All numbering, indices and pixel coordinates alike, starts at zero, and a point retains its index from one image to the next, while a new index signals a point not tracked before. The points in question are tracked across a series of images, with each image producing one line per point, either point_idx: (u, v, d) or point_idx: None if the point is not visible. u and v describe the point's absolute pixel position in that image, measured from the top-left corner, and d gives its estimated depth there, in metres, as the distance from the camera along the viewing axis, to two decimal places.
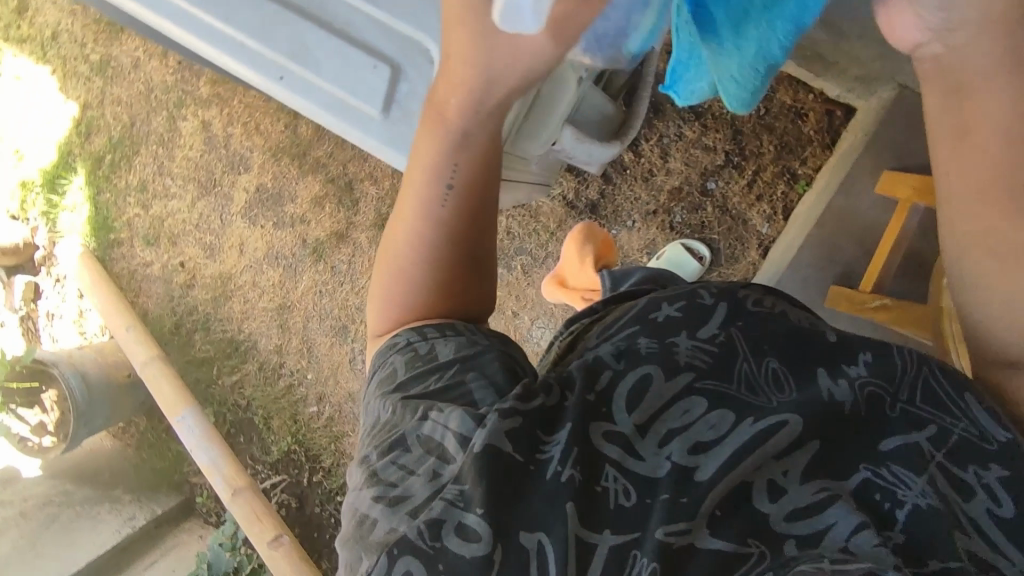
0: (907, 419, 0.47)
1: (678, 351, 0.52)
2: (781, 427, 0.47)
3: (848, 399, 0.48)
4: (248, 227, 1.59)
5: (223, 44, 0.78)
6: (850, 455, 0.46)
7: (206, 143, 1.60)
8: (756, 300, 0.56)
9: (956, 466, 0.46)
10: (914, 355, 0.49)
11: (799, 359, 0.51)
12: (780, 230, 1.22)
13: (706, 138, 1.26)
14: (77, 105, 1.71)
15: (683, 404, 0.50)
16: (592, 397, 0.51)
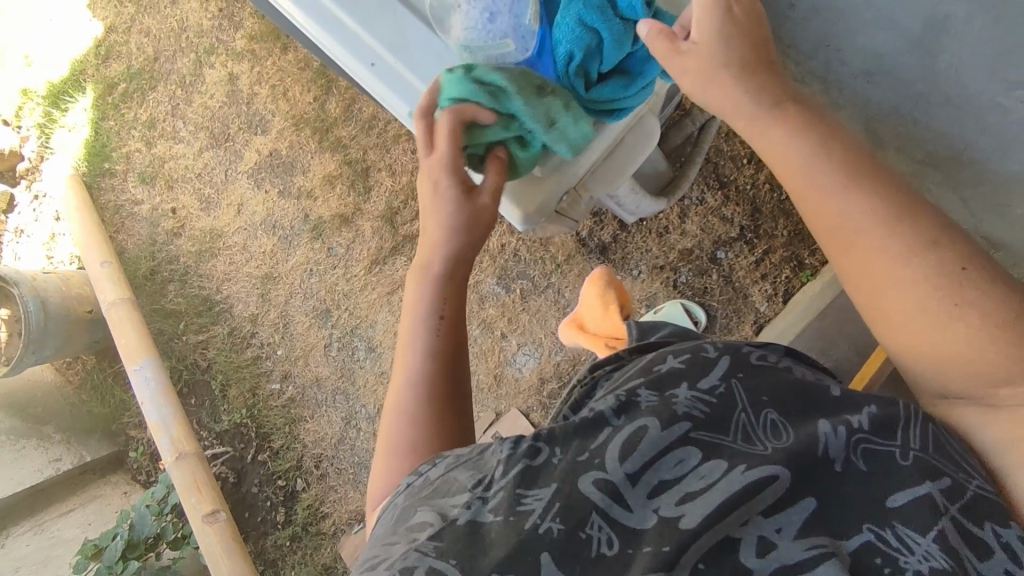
0: (923, 471, 0.47)
1: (677, 402, 0.50)
2: (771, 480, 0.45)
3: (842, 453, 0.47)
4: (251, 188, 1.55)
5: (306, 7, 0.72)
6: (853, 516, 0.45)
7: (228, 96, 1.56)
8: (757, 355, 0.55)
9: (972, 523, 0.45)
10: (920, 417, 0.50)
11: (796, 414, 0.50)
12: (777, 311, 1.26)
13: (725, 209, 1.29)
14: (103, 26, 1.65)
15: (676, 451, 0.47)
16: (582, 445, 0.49)
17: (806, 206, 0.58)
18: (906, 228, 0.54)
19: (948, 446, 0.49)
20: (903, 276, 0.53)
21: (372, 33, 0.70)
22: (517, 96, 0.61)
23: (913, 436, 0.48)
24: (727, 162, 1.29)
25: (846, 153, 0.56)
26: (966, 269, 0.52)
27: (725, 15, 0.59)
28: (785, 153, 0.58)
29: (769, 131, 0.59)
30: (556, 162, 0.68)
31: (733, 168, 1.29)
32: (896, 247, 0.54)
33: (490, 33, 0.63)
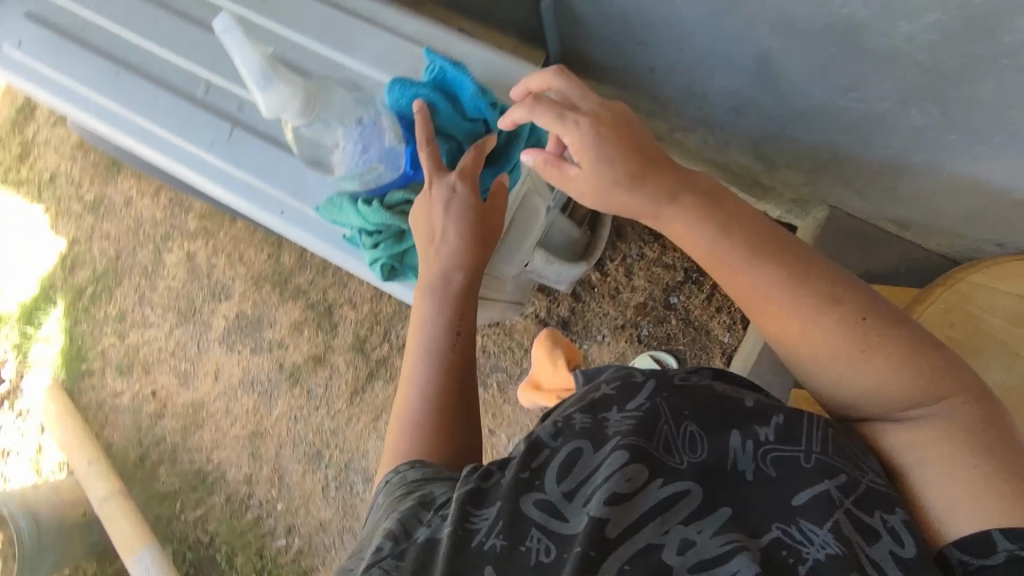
0: (822, 472, 0.51)
1: (607, 423, 0.54)
2: (685, 492, 0.50)
3: (749, 467, 0.52)
4: (225, 354, 1.60)
5: (219, 179, 0.82)
6: (765, 514, 0.50)
7: (190, 274, 1.65)
8: (680, 375, 0.58)
9: (863, 512, 0.50)
10: (819, 421, 0.54)
11: (714, 423, 0.54)
12: (740, 338, 1.34)
13: (666, 257, 1.39)
14: (66, 241, 1.76)
15: (606, 460, 0.51)
16: (525, 466, 0.52)
17: (722, 273, 0.63)
18: (806, 289, 0.59)
19: (845, 443, 0.54)
20: (813, 329, 0.59)
21: (278, 185, 0.80)
22: None
23: (815, 441, 0.53)
24: None
25: (742, 224, 0.63)
26: (865, 319, 0.58)
27: (596, 138, 0.65)
28: (691, 236, 0.63)
29: (671, 222, 0.64)
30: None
31: None
32: (805, 302, 0.59)
33: (363, 161, 0.74)
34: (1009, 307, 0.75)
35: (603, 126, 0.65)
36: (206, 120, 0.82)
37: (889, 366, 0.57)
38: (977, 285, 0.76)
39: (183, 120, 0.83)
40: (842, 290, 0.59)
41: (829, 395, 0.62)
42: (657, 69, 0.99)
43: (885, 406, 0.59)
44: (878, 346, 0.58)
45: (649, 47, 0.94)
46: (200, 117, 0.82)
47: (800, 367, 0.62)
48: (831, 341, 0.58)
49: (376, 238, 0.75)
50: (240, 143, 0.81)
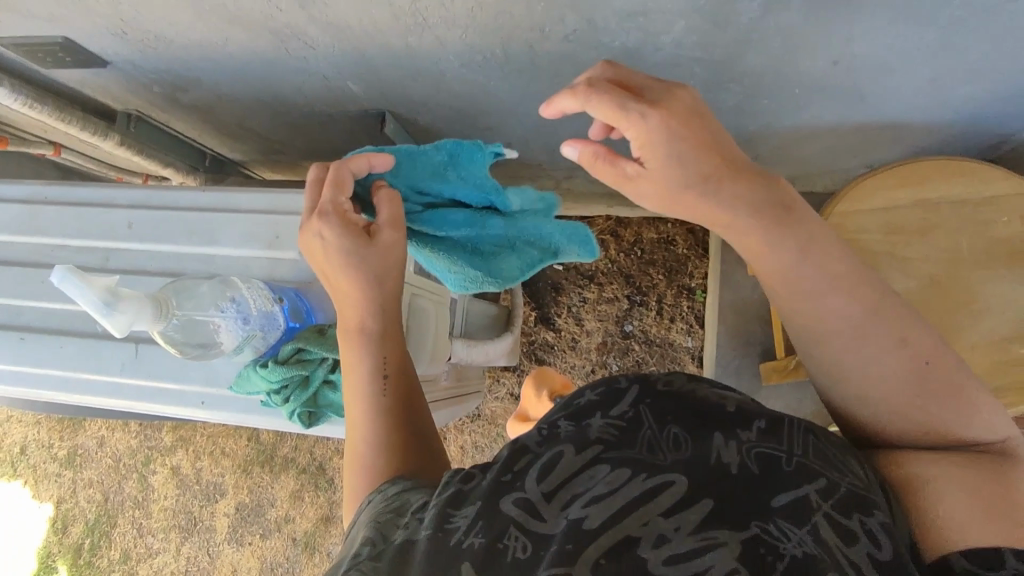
0: (802, 475, 0.38)
1: (589, 426, 0.41)
2: (666, 486, 0.37)
3: (737, 461, 0.38)
4: (236, 550, 1.57)
5: (117, 395, 0.69)
6: (743, 506, 0.37)
7: (179, 486, 1.63)
8: (664, 379, 0.44)
9: (841, 514, 0.37)
10: (800, 422, 0.42)
11: (700, 420, 0.41)
12: (702, 338, 1.38)
13: (605, 292, 1.44)
14: (53, 503, 1.73)
15: (585, 468, 0.38)
16: (508, 469, 0.40)
17: (779, 281, 0.52)
18: (879, 316, 0.50)
19: (829, 449, 0.41)
20: (867, 364, 0.50)
21: (172, 377, 0.66)
22: (314, 344, 0.60)
23: (796, 441, 0.40)
24: (582, 259, 1.46)
25: (821, 245, 0.50)
26: (928, 362, 0.49)
27: (669, 136, 0.47)
28: (761, 248, 0.50)
29: (743, 232, 0.50)
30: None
31: (590, 260, 1.46)
32: (877, 326, 0.50)
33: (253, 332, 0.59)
34: (879, 220, 0.78)
35: (674, 117, 0.47)
36: (70, 347, 0.70)
37: (920, 402, 0.49)
38: (846, 212, 0.79)
39: (45, 358, 0.70)
40: (909, 323, 0.50)
41: (843, 405, 0.53)
42: (513, 143, 1.06)
43: (904, 425, 0.50)
44: (928, 390, 0.49)
45: (497, 126, 1.01)
46: (64, 347, 0.70)
47: (837, 379, 0.53)
48: (885, 372, 0.50)
49: (285, 395, 0.61)
50: (115, 357, 0.68)
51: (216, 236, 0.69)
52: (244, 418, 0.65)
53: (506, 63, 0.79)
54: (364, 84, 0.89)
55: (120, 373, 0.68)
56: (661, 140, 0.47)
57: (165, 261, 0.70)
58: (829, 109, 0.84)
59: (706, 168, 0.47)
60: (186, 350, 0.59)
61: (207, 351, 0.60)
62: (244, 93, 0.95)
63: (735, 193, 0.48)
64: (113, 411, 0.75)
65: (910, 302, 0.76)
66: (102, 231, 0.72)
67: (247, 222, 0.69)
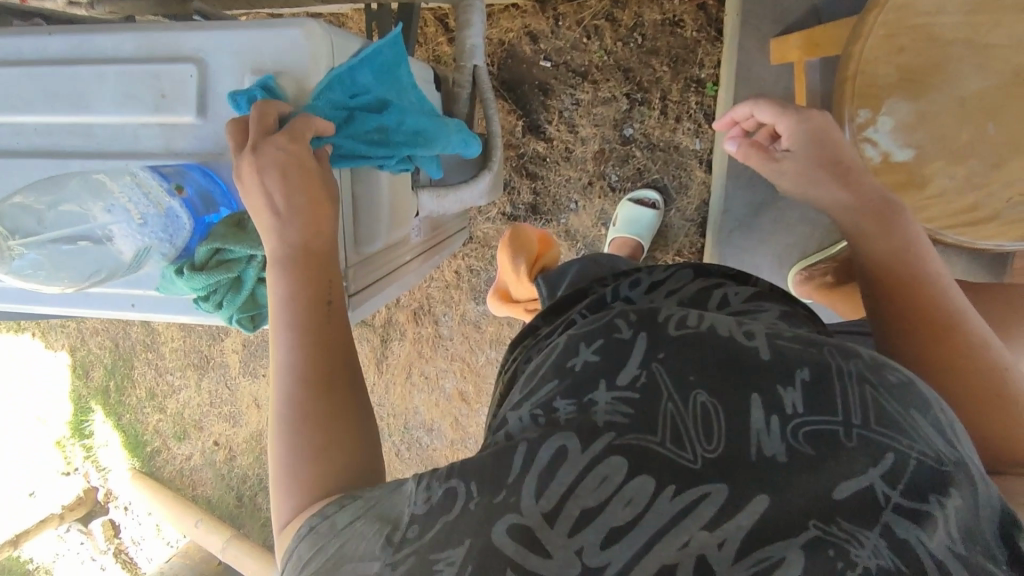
0: (868, 453, 0.28)
1: (591, 408, 0.31)
2: (698, 493, 0.27)
3: (786, 448, 0.28)
4: (253, 383, 1.62)
5: (30, 301, 0.59)
6: (799, 504, 0.27)
7: (183, 330, 1.64)
8: (677, 322, 0.33)
9: (924, 501, 0.27)
10: (854, 373, 0.30)
11: (734, 385, 0.30)
12: (711, 139, 1.22)
13: (601, 91, 1.24)
14: (68, 352, 1.77)
15: (595, 469, 0.28)
16: (497, 480, 0.30)
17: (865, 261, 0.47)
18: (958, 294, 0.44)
19: (894, 397, 0.30)
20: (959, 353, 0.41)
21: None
22: (241, 243, 0.48)
23: (852, 405, 0.29)
24: (572, 53, 1.24)
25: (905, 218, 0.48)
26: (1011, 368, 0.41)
27: (816, 134, 0.50)
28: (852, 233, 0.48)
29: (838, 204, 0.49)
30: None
31: (582, 54, 1.23)
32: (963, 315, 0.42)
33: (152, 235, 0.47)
34: None
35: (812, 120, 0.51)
36: None
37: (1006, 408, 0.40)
38: None
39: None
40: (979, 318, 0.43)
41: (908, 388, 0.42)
42: None
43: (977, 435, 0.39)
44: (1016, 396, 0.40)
45: None
46: None
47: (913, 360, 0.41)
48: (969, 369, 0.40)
49: (216, 300, 0.51)
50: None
51: (83, 97, 0.53)
52: (184, 319, 0.56)
53: None
54: None
55: None
56: (805, 136, 0.51)
57: (31, 139, 0.55)
58: None
59: (837, 160, 0.49)
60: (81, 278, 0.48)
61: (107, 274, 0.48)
62: None
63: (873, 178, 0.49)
64: (36, 313, 0.65)
65: (980, 106, 0.60)
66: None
67: (117, 77, 0.52)
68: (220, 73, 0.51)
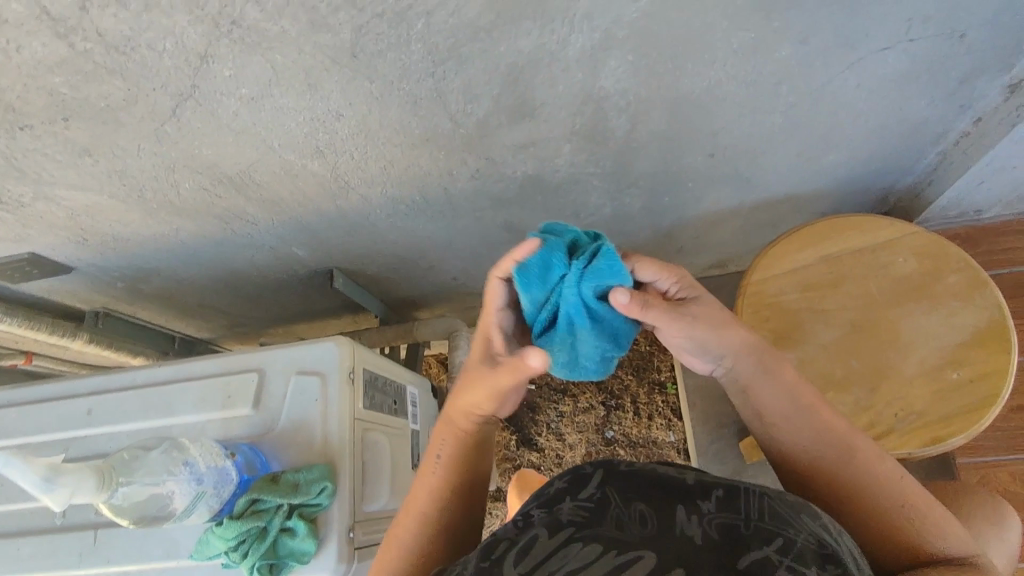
0: (760, 536, 0.40)
1: (561, 510, 0.44)
2: (635, 558, 0.39)
3: (699, 533, 0.40)
4: None
5: None
6: (711, 567, 0.38)
7: None
8: (628, 462, 0.49)
9: (809, 569, 0.38)
10: (755, 492, 0.44)
11: (664, 495, 0.44)
12: (682, 430, 1.38)
13: (580, 402, 1.45)
14: None
15: (563, 546, 0.41)
16: (489, 553, 0.42)
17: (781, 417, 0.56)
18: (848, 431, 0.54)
19: (785, 507, 0.43)
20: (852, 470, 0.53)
21: (131, 558, 0.66)
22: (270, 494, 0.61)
23: (750, 509, 0.42)
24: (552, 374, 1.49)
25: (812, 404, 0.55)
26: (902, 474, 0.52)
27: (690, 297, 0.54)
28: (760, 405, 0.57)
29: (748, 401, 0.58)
30: (323, 521, 0.64)
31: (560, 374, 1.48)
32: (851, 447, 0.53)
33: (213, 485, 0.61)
34: (793, 282, 0.84)
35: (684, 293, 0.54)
36: (28, 547, 0.69)
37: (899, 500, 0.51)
38: (763, 279, 0.85)
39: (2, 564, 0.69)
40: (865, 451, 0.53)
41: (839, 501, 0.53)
42: (457, 275, 1.14)
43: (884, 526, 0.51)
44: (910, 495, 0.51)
45: (438, 265, 1.09)
46: (21, 548, 0.69)
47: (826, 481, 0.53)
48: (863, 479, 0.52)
49: (242, 550, 0.60)
50: (72, 548, 0.67)
51: (172, 406, 0.72)
52: None
53: (428, 206, 0.88)
54: (310, 248, 0.98)
55: (77, 563, 0.67)
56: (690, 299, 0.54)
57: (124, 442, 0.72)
58: (725, 195, 0.94)
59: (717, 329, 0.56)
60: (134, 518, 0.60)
61: (156, 515, 0.61)
62: (201, 275, 1.03)
63: (693, 317, 0.53)
64: None
65: (840, 349, 0.80)
66: (61, 421, 0.75)
67: (199, 389, 0.73)
68: (273, 377, 0.71)
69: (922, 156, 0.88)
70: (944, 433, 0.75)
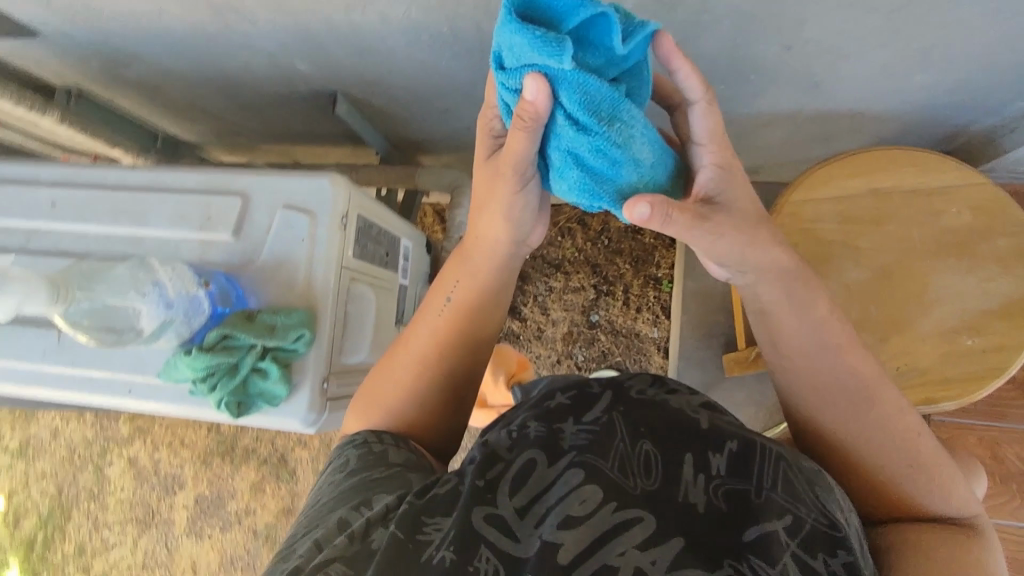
0: (769, 508, 0.42)
1: (563, 435, 0.47)
2: (638, 515, 0.41)
3: (702, 500, 0.43)
4: (196, 543, 1.52)
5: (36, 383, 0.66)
6: (711, 537, 0.41)
7: (137, 478, 1.57)
8: (639, 390, 0.51)
9: (808, 555, 0.41)
10: (771, 453, 0.46)
11: (671, 445, 0.46)
12: (668, 328, 1.37)
13: (572, 281, 1.42)
14: (5, 496, 1.68)
15: (561, 476, 0.44)
16: (486, 468, 0.46)
17: (803, 360, 0.54)
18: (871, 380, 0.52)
19: (799, 477, 0.45)
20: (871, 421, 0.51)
21: (96, 365, 0.64)
22: (244, 332, 0.58)
23: (764, 474, 0.44)
24: (550, 248, 1.44)
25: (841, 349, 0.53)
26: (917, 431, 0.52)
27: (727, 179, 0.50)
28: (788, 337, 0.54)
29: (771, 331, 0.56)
30: (296, 368, 0.62)
31: (557, 249, 1.44)
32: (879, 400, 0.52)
33: (183, 311, 0.60)
34: (832, 210, 0.78)
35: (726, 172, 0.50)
36: None
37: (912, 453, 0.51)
38: (800, 202, 0.78)
39: None
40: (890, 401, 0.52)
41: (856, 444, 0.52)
42: (471, 127, 1.04)
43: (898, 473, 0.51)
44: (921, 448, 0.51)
45: (453, 111, 0.99)
46: None
47: (850, 423, 0.52)
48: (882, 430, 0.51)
49: (210, 382, 0.59)
50: (34, 344, 0.65)
51: (144, 217, 0.67)
52: (172, 409, 0.63)
53: (453, 42, 0.77)
54: (313, 65, 0.86)
55: (39, 358, 0.65)
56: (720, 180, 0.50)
57: (89, 246, 0.67)
58: (785, 98, 0.83)
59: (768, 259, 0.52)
60: (97, 338, 0.59)
61: (123, 336, 0.60)
62: (190, 72, 0.92)
63: (724, 230, 0.49)
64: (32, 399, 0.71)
65: (862, 293, 0.76)
66: (21, 207, 0.69)
67: (175, 204, 0.66)
68: (258, 205, 0.65)
69: (1017, 98, 0.77)
70: (939, 396, 0.74)
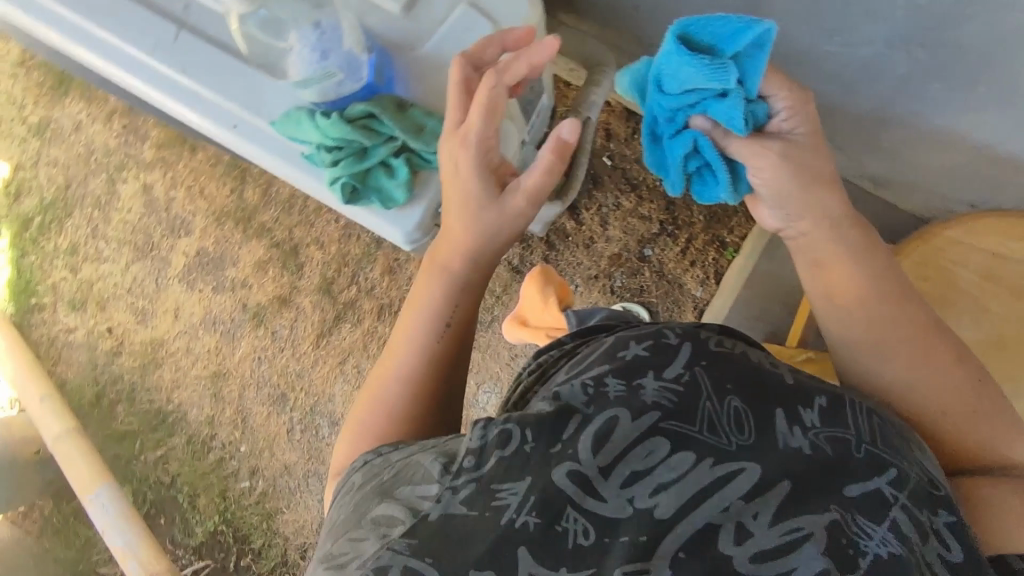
0: (873, 464, 0.43)
1: (644, 392, 0.44)
2: (738, 470, 0.41)
3: (805, 446, 0.43)
4: (185, 291, 1.49)
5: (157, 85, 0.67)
6: (820, 492, 0.41)
7: (146, 207, 1.50)
8: (716, 341, 0.49)
9: (914, 507, 0.42)
10: (862, 409, 0.47)
11: (759, 400, 0.45)
12: (712, 293, 1.29)
13: (641, 207, 1.32)
14: (10, 166, 1.57)
15: (645, 441, 0.42)
16: (552, 432, 0.43)
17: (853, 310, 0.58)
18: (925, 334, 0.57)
19: (891, 433, 0.47)
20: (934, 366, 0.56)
21: (222, 91, 0.66)
22: (386, 116, 0.62)
23: (861, 426, 0.45)
24: (633, 164, 1.34)
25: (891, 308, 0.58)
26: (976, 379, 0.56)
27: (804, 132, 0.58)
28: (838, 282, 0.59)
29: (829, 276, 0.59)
30: (419, 178, 0.65)
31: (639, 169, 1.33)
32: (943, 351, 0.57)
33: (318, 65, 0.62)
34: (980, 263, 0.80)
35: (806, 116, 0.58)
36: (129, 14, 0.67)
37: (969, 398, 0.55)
38: (952, 239, 0.81)
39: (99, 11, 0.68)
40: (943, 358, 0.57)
41: (919, 382, 0.56)
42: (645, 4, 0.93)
43: (961, 416, 0.55)
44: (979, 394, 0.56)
45: None
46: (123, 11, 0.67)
47: (911, 364, 0.56)
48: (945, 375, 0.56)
49: (337, 156, 0.63)
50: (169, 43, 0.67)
51: None
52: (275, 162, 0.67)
53: None
54: None
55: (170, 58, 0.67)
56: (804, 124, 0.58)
57: None
58: (989, 125, 0.76)
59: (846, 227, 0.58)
60: (254, 58, 0.66)
61: (272, 70, 0.66)
62: None
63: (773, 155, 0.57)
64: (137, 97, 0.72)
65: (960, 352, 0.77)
66: None
67: None
68: None
69: None
70: None
